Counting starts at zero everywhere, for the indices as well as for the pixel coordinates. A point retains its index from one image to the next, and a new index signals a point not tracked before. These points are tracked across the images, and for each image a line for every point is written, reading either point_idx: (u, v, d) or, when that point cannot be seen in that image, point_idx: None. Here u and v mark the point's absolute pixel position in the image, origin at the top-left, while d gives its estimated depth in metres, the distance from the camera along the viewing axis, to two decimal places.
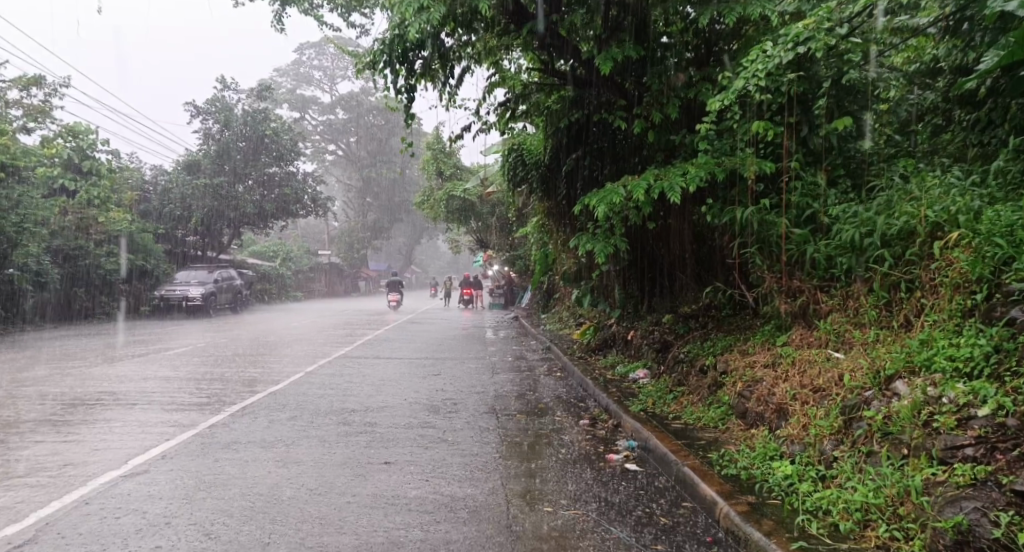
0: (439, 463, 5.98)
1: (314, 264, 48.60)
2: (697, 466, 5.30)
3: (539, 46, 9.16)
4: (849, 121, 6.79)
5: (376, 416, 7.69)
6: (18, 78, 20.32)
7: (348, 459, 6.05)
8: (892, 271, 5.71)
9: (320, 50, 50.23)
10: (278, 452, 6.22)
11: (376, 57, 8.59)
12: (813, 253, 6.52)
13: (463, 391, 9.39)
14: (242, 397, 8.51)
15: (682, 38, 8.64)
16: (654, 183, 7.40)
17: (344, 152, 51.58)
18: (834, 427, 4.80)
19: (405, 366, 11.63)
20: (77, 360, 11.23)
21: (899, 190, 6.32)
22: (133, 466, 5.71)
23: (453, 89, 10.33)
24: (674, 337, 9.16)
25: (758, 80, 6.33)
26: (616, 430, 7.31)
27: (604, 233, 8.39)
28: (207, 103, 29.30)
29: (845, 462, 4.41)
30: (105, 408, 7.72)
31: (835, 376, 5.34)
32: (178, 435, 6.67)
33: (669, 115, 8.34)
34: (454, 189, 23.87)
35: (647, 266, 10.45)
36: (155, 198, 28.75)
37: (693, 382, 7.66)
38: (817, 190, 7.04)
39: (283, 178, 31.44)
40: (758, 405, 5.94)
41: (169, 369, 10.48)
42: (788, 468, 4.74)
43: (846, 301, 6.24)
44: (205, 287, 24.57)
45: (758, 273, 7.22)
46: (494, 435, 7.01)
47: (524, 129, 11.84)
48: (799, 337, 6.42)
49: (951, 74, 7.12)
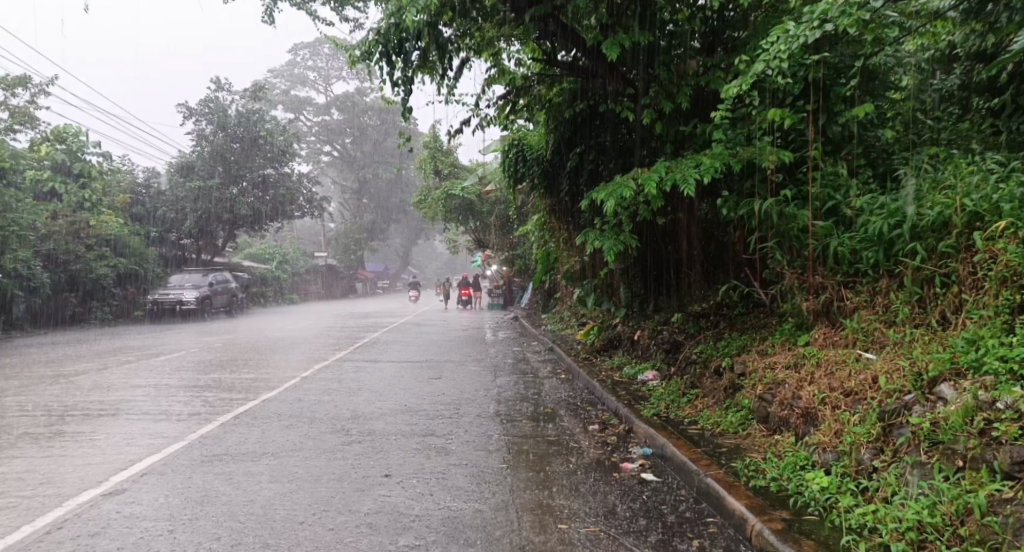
0: (443, 476, 5.61)
1: (310, 267, 48.17)
2: (722, 477, 4.94)
3: (541, 36, 8.77)
4: (872, 107, 6.41)
5: (376, 424, 7.33)
6: (3, 79, 19.90)
7: (347, 472, 5.68)
8: (925, 266, 5.35)
9: (314, 50, 49.79)
10: (271, 465, 5.84)
11: (370, 47, 8.18)
12: (836, 246, 6.18)
13: (466, 396, 9.03)
14: (234, 405, 8.14)
15: (689, 26, 8.23)
16: (666, 176, 7.01)
17: (340, 153, 51.18)
18: (871, 435, 4.44)
19: (405, 370, 11.27)
20: (64, 369, 10.84)
21: (929, 179, 5.99)
22: (114, 484, 5.32)
23: (451, 83, 9.96)
24: (684, 337, 8.81)
25: (780, 62, 5.94)
26: (627, 436, 6.95)
27: (613, 229, 8.00)
28: (200, 104, 28.78)
29: (888, 474, 4.05)
30: (89, 420, 7.33)
31: (868, 378, 4.98)
32: (166, 448, 6.29)
33: (680, 105, 7.98)
34: (452, 188, 23.53)
35: (653, 264, 10.10)
36: (148, 200, 28.26)
37: (707, 384, 7.28)
38: (839, 181, 6.73)
39: (278, 180, 31.07)
40: (782, 410, 5.58)
41: (160, 376, 10.09)
42: (824, 480, 4.38)
43: (873, 297, 5.90)
44: (199, 291, 24.16)
45: (778, 270, 6.87)
46: (499, 443, 6.65)
47: (523, 125, 11.49)
48: (821, 336, 6.06)
49: (969, 60, 6.92)
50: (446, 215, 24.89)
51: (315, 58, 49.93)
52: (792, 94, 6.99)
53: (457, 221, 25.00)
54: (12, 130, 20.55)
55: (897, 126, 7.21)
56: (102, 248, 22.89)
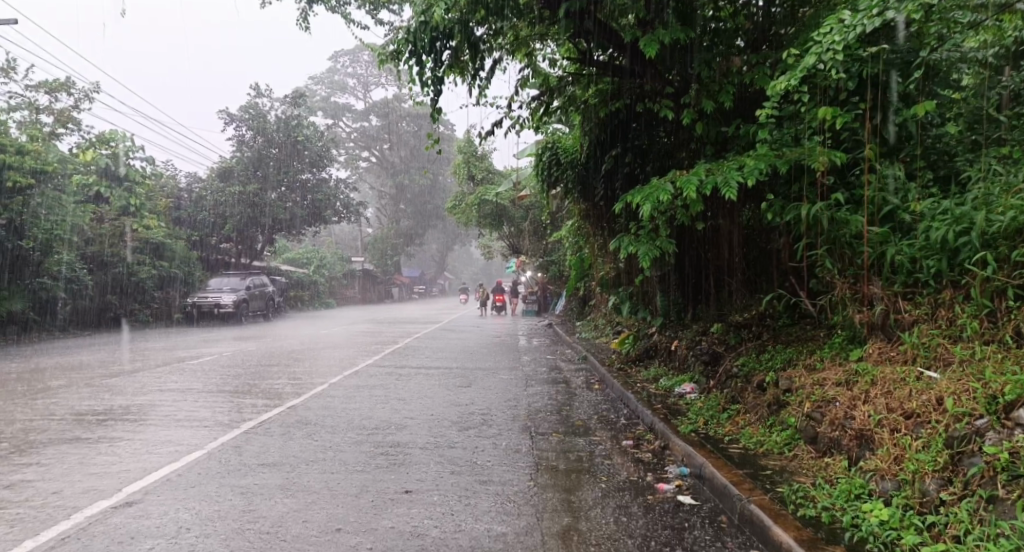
0: (467, 494, 5.30)
1: (346, 271, 48.35)
2: (767, 504, 4.54)
3: (576, 35, 8.44)
4: (934, 105, 6.01)
5: (400, 435, 7.05)
6: (47, 82, 20.22)
7: (367, 487, 5.41)
8: (995, 276, 4.96)
9: (354, 57, 50.14)
10: (288, 478, 5.57)
11: (400, 46, 7.91)
12: (894, 254, 5.74)
13: (495, 406, 8.71)
14: (258, 412, 7.94)
15: (733, 23, 7.91)
16: (708, 178, 6.60)
17: (378, 159, 51.48)
18: (938, 463, 4.02)
19: (435, 377, 11.01)
20: (95, 372, 10.78)
21: (999, 184, 5.56)
22: (126, 496, 5.09)
23: (483, 83, 9.64)
24: (724, 348, 8.36)
25: (834, 54, 5.53)
26: (663, 454, 6.54)
27: (650, 234, 7.62)
28: (241, 110, 29.13)
29: (959, 509, 3.67)
30: (112, 425, 7.18)
31: (932, 399, 4.55)
32: (185, 456, 6.09)
33: (722, 103, 7.57)
34: (486, 193, 23.33)
35: (692, 271, 9.72)
36: (190, 205, 28.54)
37: (749, 400, 6.83)
38: (896, 184, 6.29)
39: (315, 185, 31.20)
40: (833, 431, 5.16)
41: (190, 381, 9.97)
42: (883, 511, 3.98)
43: (935, 310, 5.46)
44: (237, 294, 24.28)
45: (828, 279, 6.43)
46: (528, 459, 6.31)
47: (557, 129, 11.18)
48: (876, 351, 5.63)
49: None
50: (480, 220, 24.74)
51: (355, 65, 50.29)
52: (846, 92, 6.56)
53: (491, 225, 24.82)
54: (57, 134, 20.86)
55: (961, 126, 6.73)
56: (144, 251, 23.12)
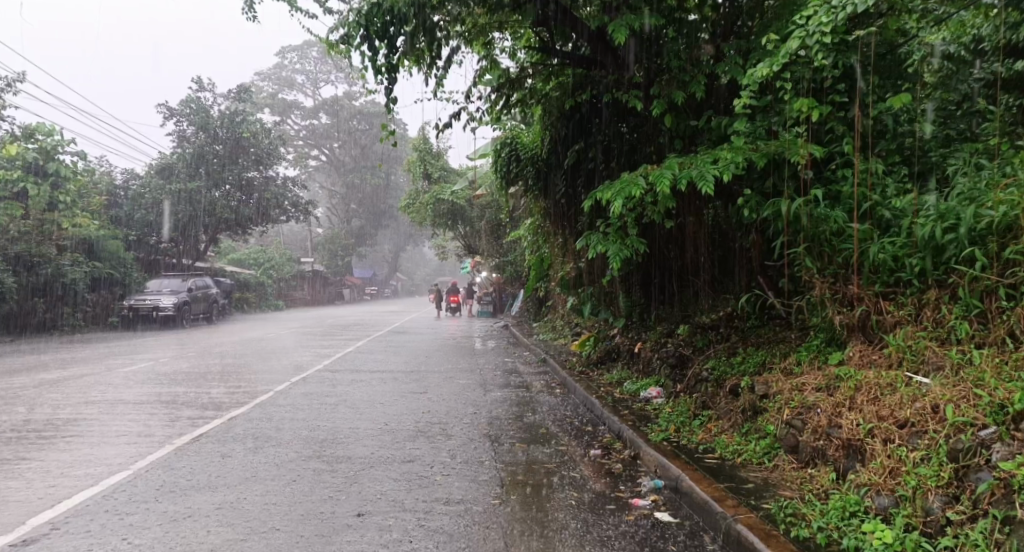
0: (425, 515, 4.82)
1: (295, 273, 47.09)
2: (753, 524, 4.17)
3: (537, 22, 8.05)
4: (910, 96, 5.82)
5: (349, 450, 6.51)
6: None
7: (313, 510, 4.87)
8: (985, 275, 4.74)
9: (302, 53, 48.76)
10: (224, 503, 5.00)
11: (351, 31, 7.34)
12: (877, 252, 5.49)
13: (454, 414, 8.26)
14: (194, 426, 7.31)
15: (700, 12, 7.55)
16: (681, 172, 6.23)
17: (328, 157, 50.30)
18: (941, 479, 3.75)
19: (389, 383, 10.50)
20: (13, 384, 9.90)
21: (984, 178, 5.36)
22: (29, 530, 4.45)
23: (438, 74, 9.13)
24: (691, 350, 8.04)
25: (822, 35, 5.36)
26: (633, 465, 6.14)
27: (617, 233, 7.23)
28: (182, 104, 27.89)
29: (972, 532, 3.40)
30: (26, 444, 6.47)
31: (927, 407, 4.26)
32: (107, 480, 5.45)
33: (693, 95, 7.22)
34: (441, 191, 22.77)
35: (657, 272, 9.39)
36: (127, 204, 27.23)
37: (721, 405, 6.48)
38: (873, 179, 6.04)
39: (262, 183, 30.12)
40: (817, 439, 4.83)
41: (119, 392, 9.20)
42: (887, 532, 3.67)
43: (920, 311, 5.21)
44: (177, 297, 23.19)
45: (806, 279, 6.14)
46: (492, 473, 5.86)
47: (516, 124, 10.74)
48: (857, 354, 5.35)
49: (1001, 53, 6.49)
50: (435, 220, 24.21)
51: (303, 61, 48.90)
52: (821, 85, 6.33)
53: (446, 225, 24.32)
54: None
55: (933, 119, 6.59)
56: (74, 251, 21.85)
